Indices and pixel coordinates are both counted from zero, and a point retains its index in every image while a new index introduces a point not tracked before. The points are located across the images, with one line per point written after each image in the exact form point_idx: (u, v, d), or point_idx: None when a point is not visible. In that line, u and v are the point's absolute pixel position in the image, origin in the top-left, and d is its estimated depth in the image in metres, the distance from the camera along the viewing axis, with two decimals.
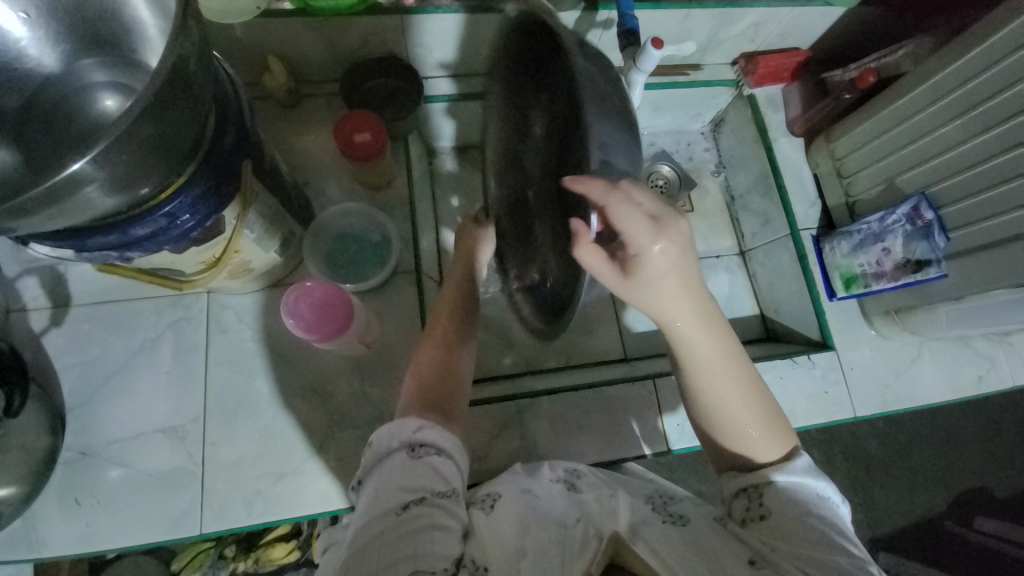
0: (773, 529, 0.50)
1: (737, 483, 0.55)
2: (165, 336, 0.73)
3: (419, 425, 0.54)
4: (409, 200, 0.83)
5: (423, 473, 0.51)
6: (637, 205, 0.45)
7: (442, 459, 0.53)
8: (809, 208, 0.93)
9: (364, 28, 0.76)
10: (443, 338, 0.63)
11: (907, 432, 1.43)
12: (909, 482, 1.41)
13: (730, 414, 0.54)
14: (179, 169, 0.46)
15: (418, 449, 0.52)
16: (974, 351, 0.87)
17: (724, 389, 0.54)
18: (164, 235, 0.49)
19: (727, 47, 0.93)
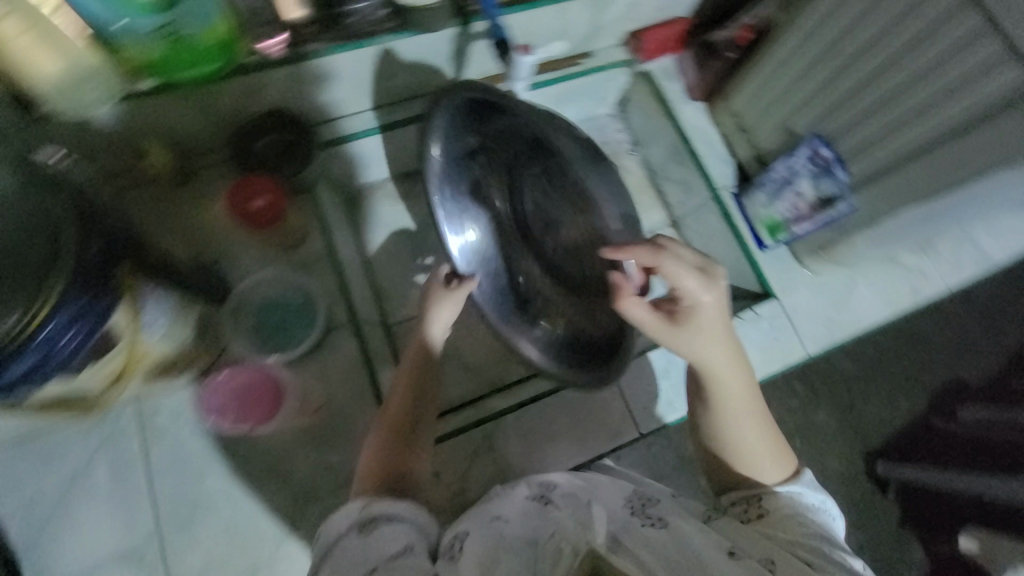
0: (770, 526, 0.56)
1: (737, 493, 0.61)
2: (100, 456, 0.68)
3: (363, 505, 0.53)
4: (330, 251, 0.82)
5: (376, 543, 0.50)
6: (682, 266, 0.57)
7: (393, 525, 0.52)
8: (722, 166, 0.95)
9: (238, 88, 0.73)
10: (394, 420, 0.64)
11: (875, 346, 1.45)
12: (887, 391, 1.44)
13: (742, 444, 0.60)
14: (41, 293, 0.43)
15: (367, 526, 0.52)
16: (903, 265, 0.91)
17: (737, 423, 0.60)
18: (47, 364, 0.46)
19: (612, 29, 0.93)
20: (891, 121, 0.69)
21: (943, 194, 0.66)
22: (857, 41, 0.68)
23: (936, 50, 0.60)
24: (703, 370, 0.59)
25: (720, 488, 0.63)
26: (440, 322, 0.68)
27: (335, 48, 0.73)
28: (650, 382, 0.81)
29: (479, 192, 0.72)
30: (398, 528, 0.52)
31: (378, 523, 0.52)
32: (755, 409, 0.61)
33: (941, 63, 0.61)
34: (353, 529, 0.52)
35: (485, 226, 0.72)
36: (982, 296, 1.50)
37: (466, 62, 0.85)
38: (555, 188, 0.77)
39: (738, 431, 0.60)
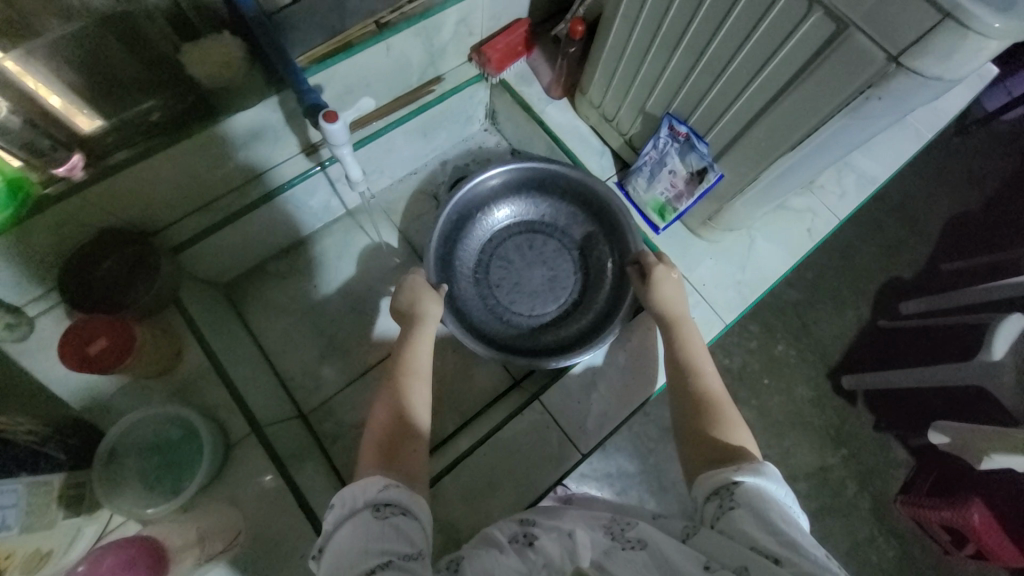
0: (731, 522, 0.50)
1: (710, 484, 0.56)
2: None
3: (384, 484, 0.54)
4: (212, 359, 0.74)
5: (389, 534, 0.49)
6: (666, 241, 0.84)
7: (409, 519, 0.52)
8: (601, 158, 0.94)
9: (50, 225, 0.65)
10: (393, 409, 0.65)
11: (816, 270, 1.48)
12: (834, 307, 1.44)
13: (714, 401, 0.66)
14: None
15: (383, 508, 0.52)
16: (791, 210, 0.92)
17: (704, 381, 0.69)
18: None
19: (453, 50, 0.90)
20: (725, 89, 0.67)
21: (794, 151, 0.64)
22: (671, 19, 0.67)
23: (741, 13, 0.59)
24: (676, 325, 0.76)
25: (693, 463, 0.61)
26: (428, 328, 0.75)
27: (144, 155, 0.67)
28: (579, 397, 0.80)
29: (471, 220, 0.93)
30: (412, 522, 0.51)
31: (394, 513, 0.51)
32: (717, 379, 0.70)
33: (752, 24, 0.59)
34: (368, 508, 0.51)
35: (473, 237, 0.94)
36: (895, 194, 1.53)
37: (306, 124, 0.80)
38: (537, 249, 0.95)
39: (710, 390, 0.68)
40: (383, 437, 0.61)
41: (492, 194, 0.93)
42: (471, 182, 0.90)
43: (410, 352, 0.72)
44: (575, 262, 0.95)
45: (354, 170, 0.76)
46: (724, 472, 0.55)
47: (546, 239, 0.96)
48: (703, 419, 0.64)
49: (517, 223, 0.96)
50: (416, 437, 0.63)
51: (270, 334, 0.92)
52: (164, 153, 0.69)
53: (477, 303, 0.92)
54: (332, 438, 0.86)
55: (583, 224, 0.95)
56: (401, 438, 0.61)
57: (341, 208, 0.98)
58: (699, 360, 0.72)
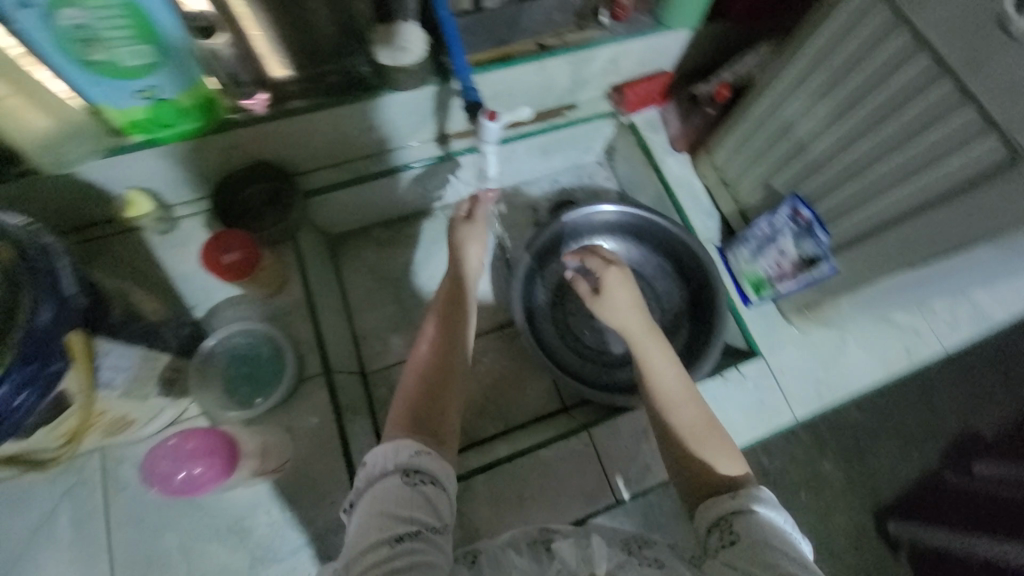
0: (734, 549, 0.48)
1: (710, 514, 0.53)
2: (61, 505, 0.67)
3: (415, 450, 0.54)
4: (309, 298, 0.81)
5: (417, 502, 0.50)
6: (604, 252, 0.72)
7: (437, 489, 0.53)
8: (706, 219, 0.95)
9: (222, 144, 0.75)
10: (434, 352, 0.66)
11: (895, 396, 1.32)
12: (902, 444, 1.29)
13: (692, 419, 0.61)
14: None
15: (412, 474, 0.52)
16: (896, 324, 0.88)
17: (674, 404, 0.62)
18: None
19: (596, 83, 0.94)
20: (865, 185, 0.68)
21: (923, 265, 0.63)
22: (825, 107, 0.69)
23: (910, 117, 0.60)
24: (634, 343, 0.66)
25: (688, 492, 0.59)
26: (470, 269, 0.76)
27: (315, 107, 0.76)
28: (628, 441, 0.79)
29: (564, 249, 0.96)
30: (441, 492, 0.52)
31: (422, 481, 0.52)
32: (688, 391, 0.63)
33: (916, 130, 0.60)
34: (397, 472, 0.52)
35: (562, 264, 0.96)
36: (1002, 344, 1.39)
37: (448, 115, 0.87)
38: None
39: (683, 411, 0.61)
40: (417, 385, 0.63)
41: (592, 229, 0.96)
42: (584, 210, 0.93)
43: (446, 313, 0.71)
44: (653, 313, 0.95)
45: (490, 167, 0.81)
46: (724, 501, 0.53)
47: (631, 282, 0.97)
48: (683, 449, 0.60)
49: None
50: (452, 386, 0.63)
51: (353, 292, 0.98)
52: (329, 110, 0.77)
53: (550, 325, 0.94)
54: (381, 404, 0.89)
55: (670, 277, 0.95)
56: (435, 390, 0.63)
57: (449, 198, 1.04)
58: (661, 378, 0.63)
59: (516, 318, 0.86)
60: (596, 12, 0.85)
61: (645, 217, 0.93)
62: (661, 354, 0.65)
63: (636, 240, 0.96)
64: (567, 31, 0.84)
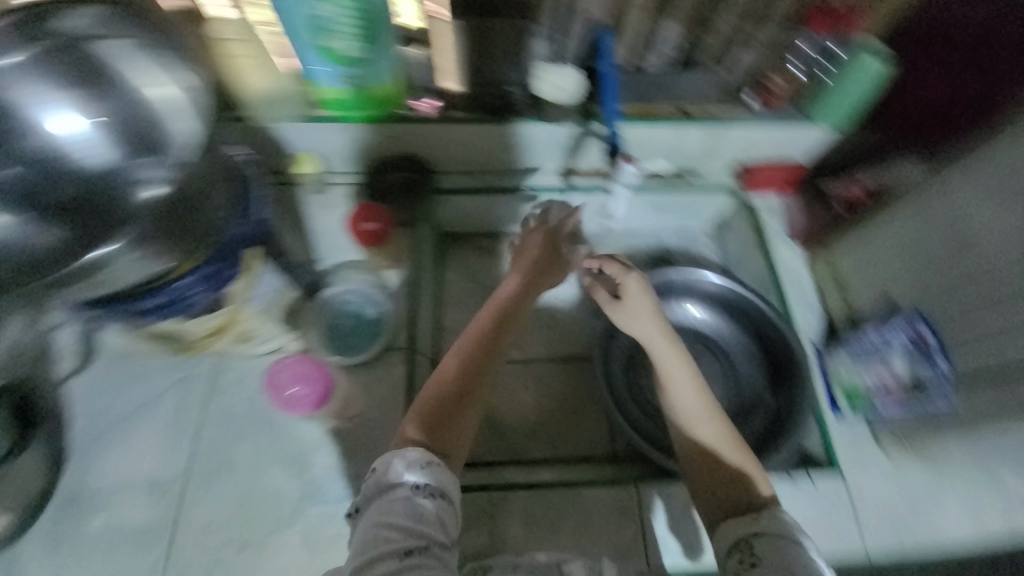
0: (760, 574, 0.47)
1: (730, 533, 0.52)
2: (172, 389, 0.78)
3: (426, 461, 0.53)
4: (414, 279, 0.89)
5: (426, 518, 0.50)
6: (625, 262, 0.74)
7: (444, 502, 0.52)
8: (809, 314, 0.92)
9: (384, 132, 0.85)
10: (464, 352, 0.64)
11: None
12: None
13: (713, 430, 0.59)
14: (192, 248, 0.56)
15: (422, 487, 0.51)
16: (1003, 488, 0.78)
17: (692, 420, 0.60)
18: (171, 306, 0.60)
19: (727, 156, 0.94)
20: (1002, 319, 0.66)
21: None
22: (969, 229, 0.69)
23: None
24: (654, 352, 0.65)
25: (709, 512, 0.57)
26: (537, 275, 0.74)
27: (473, 120, 0.85)
28: (675, 512, 0.76)
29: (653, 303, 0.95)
30: (446, 509, 0.52)
31: (425, 494, 0.51)
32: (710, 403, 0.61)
33: None
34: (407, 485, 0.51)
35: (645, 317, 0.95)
36: None
37: (578, 153, 0.90)
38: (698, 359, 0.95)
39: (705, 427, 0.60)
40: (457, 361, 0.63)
41: (686, 292, 0.94)
42: (685, 272, 0.92)
43: (498, 325, 0.67)
44: (729, 391, 0.92)
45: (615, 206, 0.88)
46: (741, 523, 0.52)
47: (711, 354, 0.94)
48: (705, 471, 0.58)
49: (693, 327, 0.95)
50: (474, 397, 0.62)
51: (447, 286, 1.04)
52: (481, 125, 0.85)
53: (619, 372, 0.93)
54: None
55: (756, 361, 0.92)
56: (473, 371, 0.62)
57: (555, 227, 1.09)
58: (677, 395, 0.62)
59: (597, 353, 0.90)
60: (743, 91, 0.87)
61: (746, 295, 0.90)
62: (677, 361, 0.63)
63: (728, 315, 0.94)
64: (711, 102, 0.87)
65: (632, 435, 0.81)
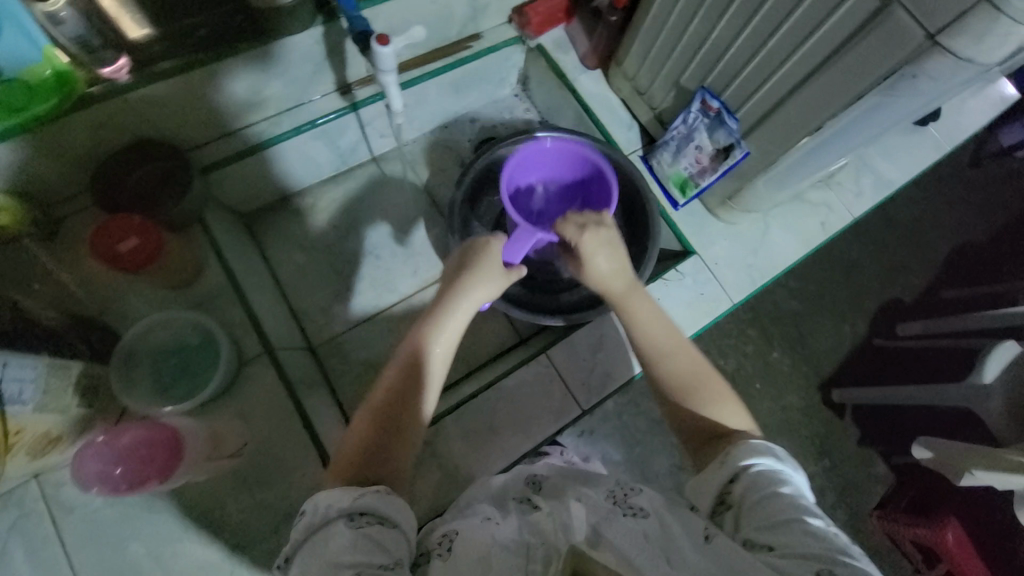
0: (737, 519, 0.49)
1: (746, 483, 0.50)
2: (13, 540, 0.62)
3: (363, 490, 0.49)
4: (231, 280, 0.76)
5: (365, 546, 0.45)
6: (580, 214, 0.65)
7: (386, 529, 0.48)
8: (628, 132, 0.98)
9: (90, 124, 0.66)
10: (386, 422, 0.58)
11: (835, 257, 1.28)
12: (847, 306, 1.25)
13: (708, 399, 0.59)
14: None
15: (359, 517, 0.47)
16: (810, 204, 0.95)
17: (670, 354, 0.62)
18: None
19: (496, 7, 0.89)
20: (738, 54, 0.72)
21: (838, 116, 0.64)
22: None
23: None
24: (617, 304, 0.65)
25: (756, 519, 0.47)
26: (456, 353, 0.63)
27: (211, 67, 0.68)
28: (584, 355, 0.82)
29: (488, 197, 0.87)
30: (393, 534, 0.48)
31: (370, 523, 0.47)
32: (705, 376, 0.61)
33: None
34: (343, 516, 0.47)
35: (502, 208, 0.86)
36: (927, 188, 1.35)
37: (344, 60, 0.80)
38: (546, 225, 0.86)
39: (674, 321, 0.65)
40: (371, 432, 0.57)
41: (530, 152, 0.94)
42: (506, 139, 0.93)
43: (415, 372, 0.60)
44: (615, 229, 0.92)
45: (395, 103, 0.74)
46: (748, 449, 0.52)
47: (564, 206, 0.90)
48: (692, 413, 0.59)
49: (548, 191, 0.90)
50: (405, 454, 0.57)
51: (282, 271, 0.92)
52: (230, 75, 0.71)
53: None
54: (338, 373, 0.88)
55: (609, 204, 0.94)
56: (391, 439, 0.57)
57: (367, 154, 0.98)
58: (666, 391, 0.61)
59: None
60: None
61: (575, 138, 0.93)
62: (642, 301, 0.65)
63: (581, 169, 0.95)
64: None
65: (530, 314, 0.82)
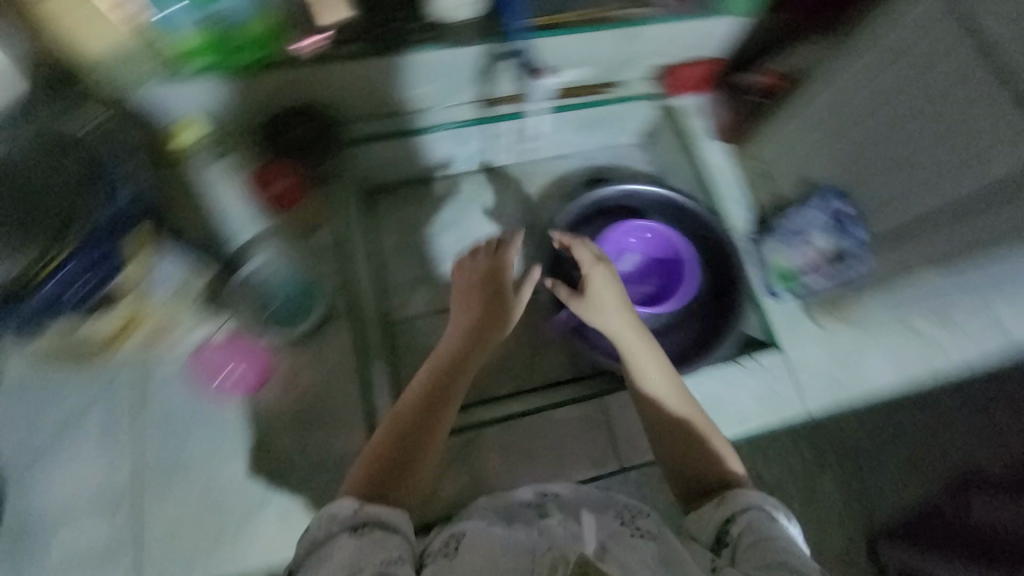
0: (734, 555, 0.51)
1: (744, 525, 0.52)
2: (102, 400, 0.75)
3: (360, 503, 0.51)
4: (338, 242, 0.88)
5: (368, 550, 0.48)
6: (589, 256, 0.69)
7: (389, 534, 0.50)
8: (739, 210, 0.96)
9: (275, 82, 0.77)
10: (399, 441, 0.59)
11: None
12: None
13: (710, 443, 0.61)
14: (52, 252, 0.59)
15: (359, 527, 0.50)
16: (918, 334, 0.88)
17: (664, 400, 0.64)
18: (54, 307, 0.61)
19: (644, 64, 0.93)
20: (889, 172, 0.70)
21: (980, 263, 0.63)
22: (846, 106, 0.74)
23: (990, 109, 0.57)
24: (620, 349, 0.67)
25: (750, 562, 0.48)
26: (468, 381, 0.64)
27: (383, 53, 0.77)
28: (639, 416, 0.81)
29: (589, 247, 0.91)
30: (393, 536, 0.50)
31: (372, 530, 0.50)
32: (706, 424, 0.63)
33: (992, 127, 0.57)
34: (345, 527, 0.50)
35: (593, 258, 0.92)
36: None
37: (493, 79, 0.86)
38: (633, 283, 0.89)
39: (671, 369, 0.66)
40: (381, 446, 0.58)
41: (639, 206, 0.96)
42: (620, 185, 0.95)
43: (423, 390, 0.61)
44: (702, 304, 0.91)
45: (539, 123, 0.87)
46: (743, 496, 0.54)
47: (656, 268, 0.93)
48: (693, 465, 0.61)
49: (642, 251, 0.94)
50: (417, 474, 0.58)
51: (382, 243, 1.00)
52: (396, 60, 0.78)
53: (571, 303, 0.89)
54: (400, 351, 0.94)
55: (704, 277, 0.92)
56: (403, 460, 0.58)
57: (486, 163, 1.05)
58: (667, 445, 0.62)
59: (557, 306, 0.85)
60: None
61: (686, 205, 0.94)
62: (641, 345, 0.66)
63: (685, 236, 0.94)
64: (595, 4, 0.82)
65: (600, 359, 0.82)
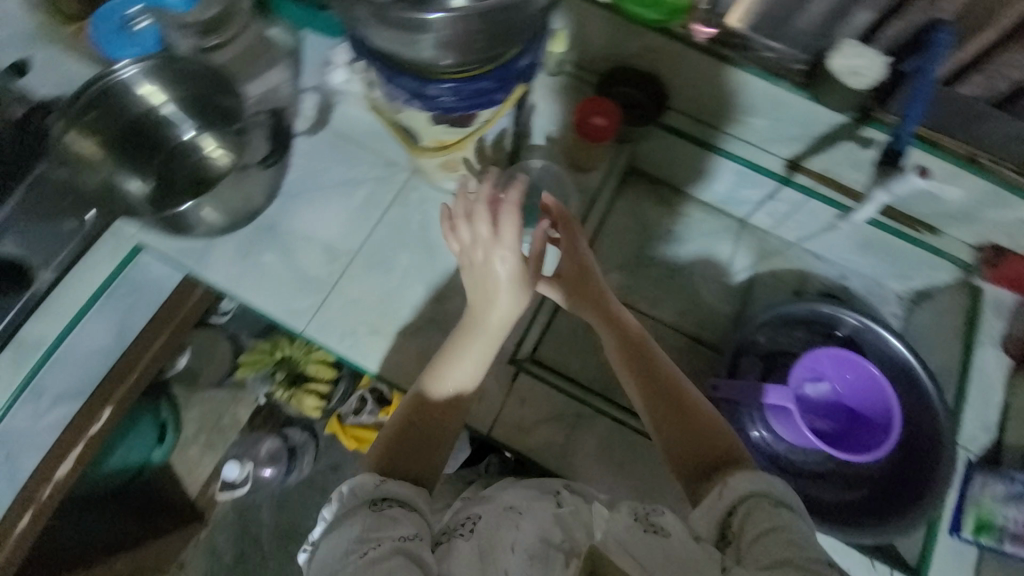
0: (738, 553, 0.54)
1: (747, 518, 0.55)
2: (370, 184, 0.92)
3: (380, 480, 0.59)
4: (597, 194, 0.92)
5: (386, 523, 0.55)
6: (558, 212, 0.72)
7: (403, 511, 0.57)
8: (980, 430, 0.84)
9: (645, 43, 0.80)
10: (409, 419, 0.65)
11: None
12: None
13: (713, 439, 0.64)
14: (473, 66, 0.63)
15: (379, 502, 0.57)
16: None
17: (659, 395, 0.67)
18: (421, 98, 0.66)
19: (983, 232, 0.82)
20: None
21: None
22: None
23: None
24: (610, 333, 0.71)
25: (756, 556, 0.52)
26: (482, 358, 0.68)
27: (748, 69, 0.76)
28: None
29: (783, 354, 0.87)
30: (406, 513, 0.57)
31: (391, 506, 0.57)
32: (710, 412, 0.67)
33: None
34: (365, 503, 0.57)
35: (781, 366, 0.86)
36: None
37: (825, 151, 0.82)
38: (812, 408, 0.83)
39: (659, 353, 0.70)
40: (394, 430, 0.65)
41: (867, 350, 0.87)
42: (862, 317, 0.86)
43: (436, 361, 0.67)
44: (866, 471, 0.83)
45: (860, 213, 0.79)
46: (747, 485, 0.58)
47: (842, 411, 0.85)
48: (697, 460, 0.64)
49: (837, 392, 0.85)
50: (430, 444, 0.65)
51: None
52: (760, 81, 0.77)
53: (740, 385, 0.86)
54: None
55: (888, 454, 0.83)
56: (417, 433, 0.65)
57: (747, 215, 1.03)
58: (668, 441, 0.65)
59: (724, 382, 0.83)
60: None
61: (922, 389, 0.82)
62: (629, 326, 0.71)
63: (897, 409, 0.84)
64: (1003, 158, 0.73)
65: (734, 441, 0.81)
